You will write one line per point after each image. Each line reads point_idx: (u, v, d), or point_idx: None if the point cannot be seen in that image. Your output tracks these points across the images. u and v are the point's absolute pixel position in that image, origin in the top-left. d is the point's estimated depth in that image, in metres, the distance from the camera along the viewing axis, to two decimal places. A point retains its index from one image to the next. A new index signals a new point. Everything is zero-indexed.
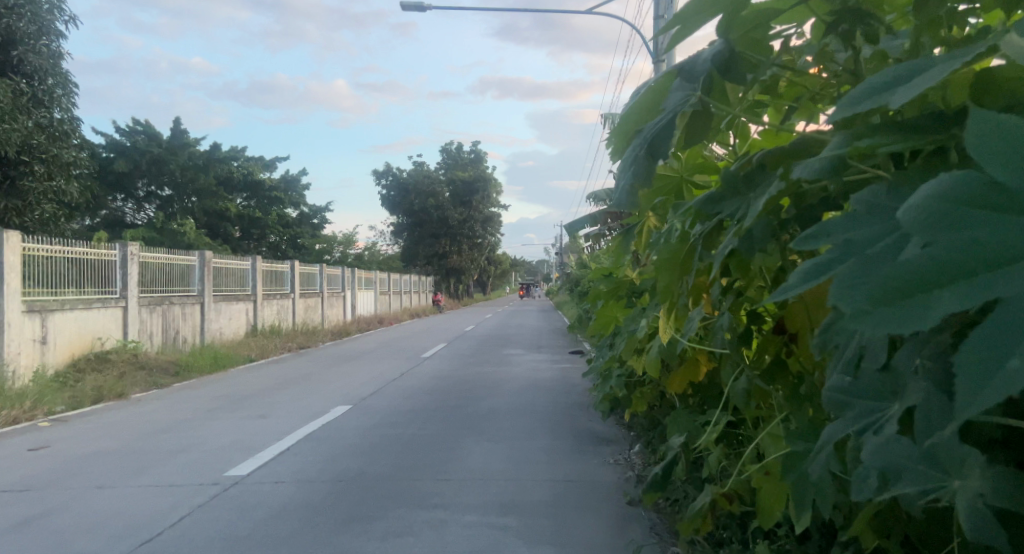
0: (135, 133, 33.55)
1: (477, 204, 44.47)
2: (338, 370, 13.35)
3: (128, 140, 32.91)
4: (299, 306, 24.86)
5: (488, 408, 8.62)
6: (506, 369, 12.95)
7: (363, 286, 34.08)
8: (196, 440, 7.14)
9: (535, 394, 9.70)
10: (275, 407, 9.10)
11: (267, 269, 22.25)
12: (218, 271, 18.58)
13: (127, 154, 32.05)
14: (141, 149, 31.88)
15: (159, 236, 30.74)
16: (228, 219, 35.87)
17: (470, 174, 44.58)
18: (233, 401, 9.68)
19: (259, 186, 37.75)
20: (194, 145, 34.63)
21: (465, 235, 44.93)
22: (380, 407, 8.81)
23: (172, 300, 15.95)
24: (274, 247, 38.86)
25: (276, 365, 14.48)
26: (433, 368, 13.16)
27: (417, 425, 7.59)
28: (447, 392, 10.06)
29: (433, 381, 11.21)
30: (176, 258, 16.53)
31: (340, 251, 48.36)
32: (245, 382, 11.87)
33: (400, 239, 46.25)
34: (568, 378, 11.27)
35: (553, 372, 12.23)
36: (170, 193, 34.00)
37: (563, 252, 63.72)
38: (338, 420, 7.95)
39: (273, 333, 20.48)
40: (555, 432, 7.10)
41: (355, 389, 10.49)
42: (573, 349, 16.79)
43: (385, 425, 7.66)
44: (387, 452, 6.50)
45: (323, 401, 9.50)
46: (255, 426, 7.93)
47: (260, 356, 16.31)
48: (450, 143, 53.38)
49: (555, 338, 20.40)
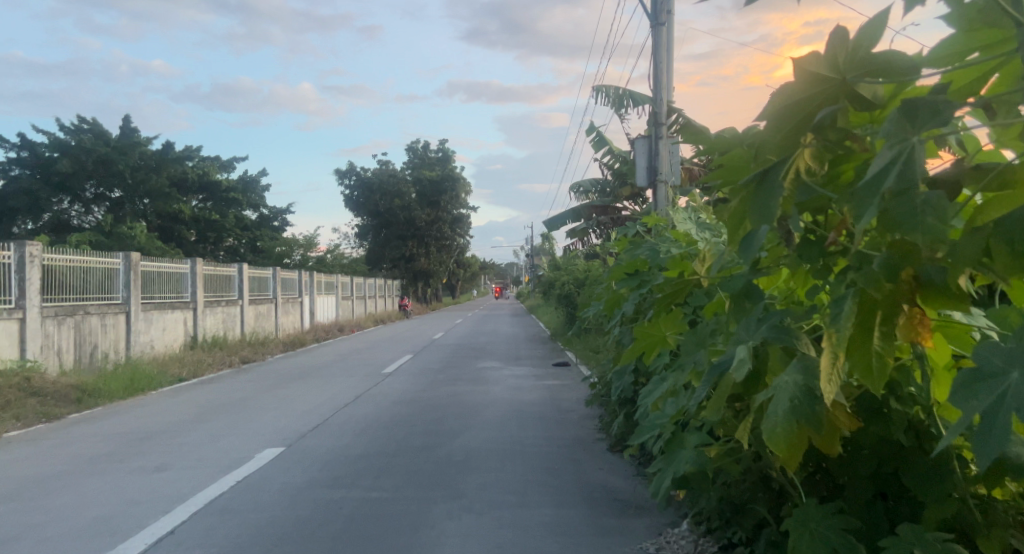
0: (79, 132, 30.77)
1: (445, 204, 42.45)
2: (281, 391, 11.23)
3: (73, 138, 30.09)
4: (248, 313, 22.43)
5: (464, 450, 6.70)
6: (481, 388, 11.07)
7: (323, 291, 31.77)
8: (47, 516, 5.04)
9: (519, 428, 7.75)
10: (183, 449, 7.02)
11: (210, 273, 19.84)
12: (148, 275, 16.20)
13: (70, 153, 29.16)
14: (86, 147, 29.08)
15: (104, 241, 28.08)
16: (183, 222, 33.32)
17: (438, 174, 42.46)
18: (133, 438, 7.54)
19: (215, 187, 35.04)
20: (144, 144, 31.85)
21: (432, 237, 42.86)
22: (321, 450, 6.79)
23: (89, 309, 13.58)
24: (232, 252, 36.31)
25: (210, 386, 12.26)
26: (394, 388, 11.11)
27: (367, 482, 5.60)
28: (410, 424, 8.08)
29: (395, 408, 9.25)
30: (95, 261, 14.15)
31: (300, 254, 45.75)
32: (163, 408, 9.70)
33: (364, 242, 43.91)
34: (556, 402, 9.36)
35: (538, 393, 10.32)
36: (120, 195, 31.15)
37: (535, 254, 61.96)
38: (261, 473, 5.94)
39: (217, 345, 18.16)
40: (558, 494, 5.25)
41: (294, 420, 8.44)
42: (556, 360, 14.93)
43: (324, 480, 5.69)
44: (321, 534, 4.52)
45: (249, 440, 7.43)
46: (145, 483, 5.84)
47: (194, 374, 14.05)
48: (416, 142, 51.14)
49: (533, 347, 18.51)
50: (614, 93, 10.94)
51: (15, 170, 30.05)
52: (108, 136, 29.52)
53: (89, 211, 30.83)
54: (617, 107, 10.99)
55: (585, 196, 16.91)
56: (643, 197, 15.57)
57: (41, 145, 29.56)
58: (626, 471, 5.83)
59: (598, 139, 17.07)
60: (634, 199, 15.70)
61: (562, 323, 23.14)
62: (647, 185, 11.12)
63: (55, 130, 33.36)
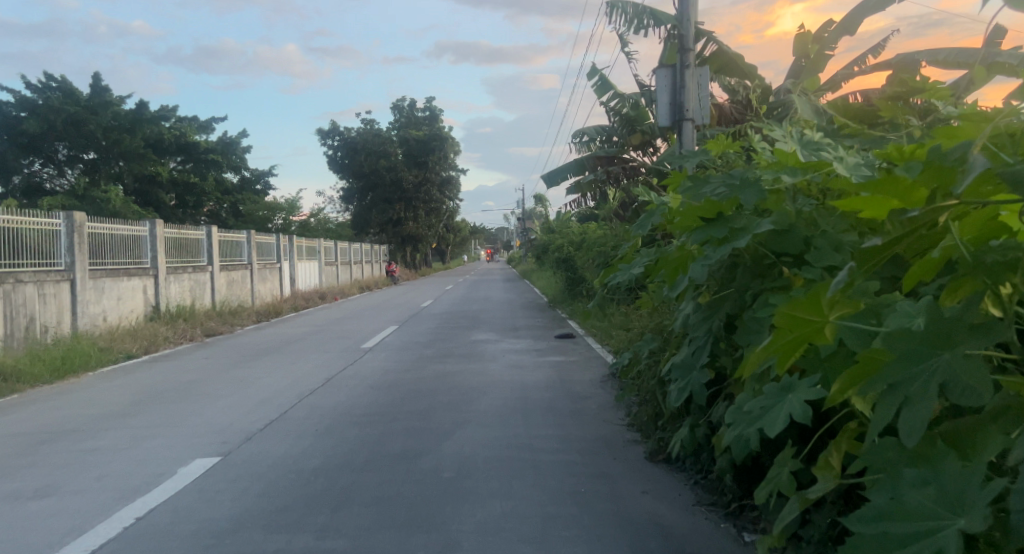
0: (48, 90, 28.54)
1: (433, 164, 40.51)
2: (240, 372, 9.56)
3: (40, 97, 27.90)
4: (219, 281, 20.63)
5: (457, 461, 5.10)
6: (475, 366, 9.54)
7: (305, 256, 29.94)
8: None
9: (526, 426, 6.12)
10: (87, 459, 5.31)
11: (173, 236, 17.95)
12: (98, 239, 14.38)
13: (37, 112, 27.00)
14: (54, 105, 26.91)
15: (77, 204, 26.12)
16: (160, 185, 31.12)
17: (426, 133, 40.41)
18: (29, 442, 5.81)
19: (193, 149, 32.35)
20: (116, 102, 29.65)
21: (421, 199, 40.94)
22: (266, 464, 5.11)
23: (22, 277, 11.77)
24: (214, 216, 34.23)
25: (162, 364, 10.55)
26: (374, 368, 9.45)
27: (318, 522, 3.94)
28: (388, 419, 6.44)
29: (372, 394, 7.65)
30: (33, 221, 12.31)
31: (282, 218, 43.65)
32: (89, 395, 7.97)
33: (348, 205, 41.87)
34: (567, 388, 7.74)
35: (543, 373, 8.75)
36: (94, 156, 29.03)
37: (526, 218, 60.33)
38: (175, 504, 4.29)
39: (183, 315, 16.42)
40: (589, 539, 3.65)
41: (244, 415, 6.75)
42: (557, 331, 13.37)
43: (260, 515, 4.07)
44: None
45: (177, 443, 5.73)
46: (7, 519, 4.14)
47: (150, 349, 12.36)
48: (402, 101, 48.95)
49: (531, 316, 16.98)
50: (632, 10, 9.18)
51: None
52: (76, 93, 27.36)
53: (63, 174, 28.79)
54: (636, 28, 9.22)
55: (588, 147, 15.13)
56: (654, 146, 13.83)
57: (8, 104, 27.37)
58: (682, 497, 4.21)
59: (601, 83, 15.24)
60: (643, 149, 13.94)
61: (560, 289, 21.55)
62: (670, 125, 9.39)
63: (21, 88, 31.03)
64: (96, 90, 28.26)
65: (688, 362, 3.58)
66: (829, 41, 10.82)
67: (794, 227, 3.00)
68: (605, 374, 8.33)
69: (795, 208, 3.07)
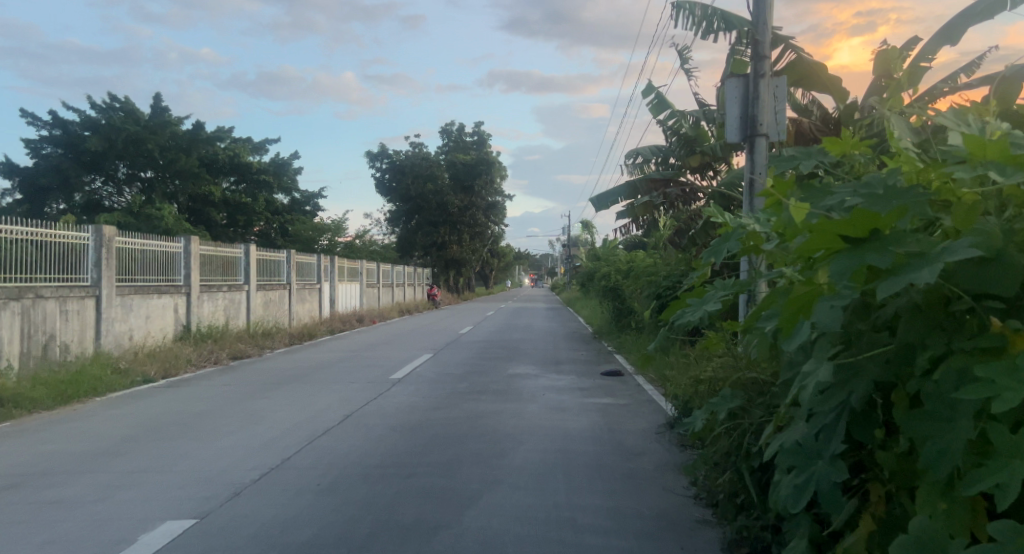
0: (111, 110, 28.93)
1: (479, 189, 39.95)
2: (254, 403, 8.72)
3: (103, 116, 28.27)
4: (255, 301, 20.12)
5: (480, 542, 4.04)
6: (511, 406, 8.50)
7: (346, 277, 29.45)
8: None
9: (567, 493, 5.02)
10: (43, 515, 4.44)
11: (210, 253, 17.45)
12: (129, 254, 13.90)
13: (99, 131, 27.29)
14: (114, 124, 27.24)
15: (133, 222, 26.17)
16: (212, 204, 31.15)
17: (473, 157, 39.93)
18: None
19: (247, 169, 32.33)
20: (175, 122, 29.88)
21: (466, 223, 40.31)
22: (247, 534, 4.15)
23: (42, 292, 11.25)
24: (264, 235, 34.16)
25: (177, 390, 9.78)
26: (399, 405, 8.49)
27: None
28: (405, 475, 5.43)
29: (391, 438, 6.67)
30: (60, 235, 11.84)
31: (328, 239, 43.53)
32: (82, 426, 7.20)
33: (393, 228, 41.54)
34: (617, 440, 6.60)
35: (588, 419, 7.66)
36: (152, 175, 29.19)
37: (572, 245, 59.38)
38: None
39: (214, 336, 15.83)
40: None
41: (241, 460, 5.85)
42: (603, 367, 12.24)
43: None
44: None
45: (153, 497, 4.83)
46: None
47: (171, 373, 11.66)
48: (451, 125, 48.80)
49: (574, 348, 15.88)
50: (701, 12, 8.18)
51: (46, 148, 28.29)
52: (137, 112, 27.60)
53: (121, 192, 29.07)
54: (703, 31, 8.22)
55: (641, 169, 14.07)
56: (715, 168, 12.74)
57: (72, 123, 27.80)
58: None
59: (657, 101, 14.18)
60: (702, 171, 12.86)
61: (606, 320, 20.36)
62: (740, 142, 8.30)
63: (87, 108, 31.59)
64: (158, 111, 28.51)
65: (808, 448, 2.47)
66: (922, 53, 9.61)
67: (1004, 253, 1.92)
68: (661, 425, 7.18)
69: (1000, 225, 1.99)
